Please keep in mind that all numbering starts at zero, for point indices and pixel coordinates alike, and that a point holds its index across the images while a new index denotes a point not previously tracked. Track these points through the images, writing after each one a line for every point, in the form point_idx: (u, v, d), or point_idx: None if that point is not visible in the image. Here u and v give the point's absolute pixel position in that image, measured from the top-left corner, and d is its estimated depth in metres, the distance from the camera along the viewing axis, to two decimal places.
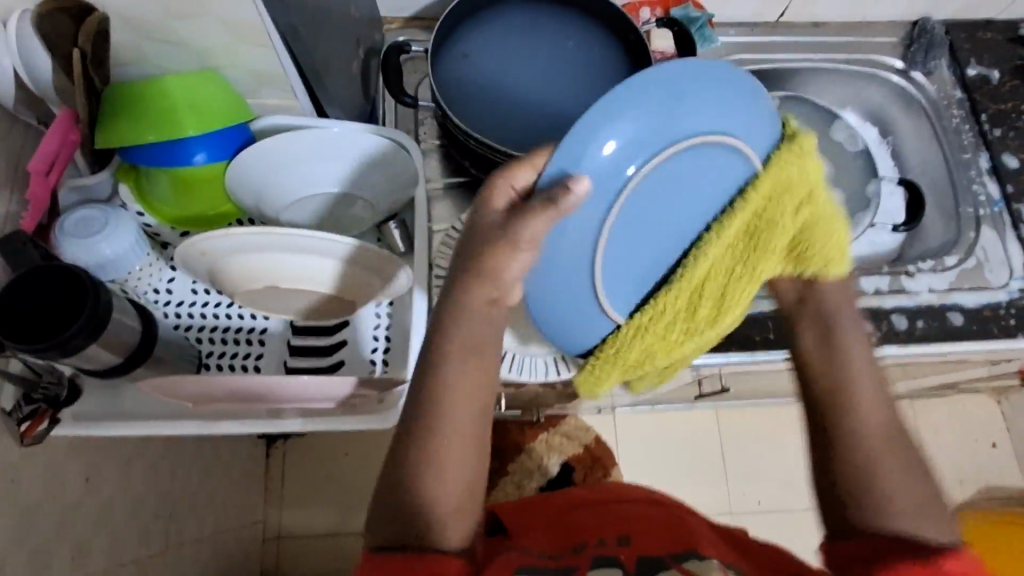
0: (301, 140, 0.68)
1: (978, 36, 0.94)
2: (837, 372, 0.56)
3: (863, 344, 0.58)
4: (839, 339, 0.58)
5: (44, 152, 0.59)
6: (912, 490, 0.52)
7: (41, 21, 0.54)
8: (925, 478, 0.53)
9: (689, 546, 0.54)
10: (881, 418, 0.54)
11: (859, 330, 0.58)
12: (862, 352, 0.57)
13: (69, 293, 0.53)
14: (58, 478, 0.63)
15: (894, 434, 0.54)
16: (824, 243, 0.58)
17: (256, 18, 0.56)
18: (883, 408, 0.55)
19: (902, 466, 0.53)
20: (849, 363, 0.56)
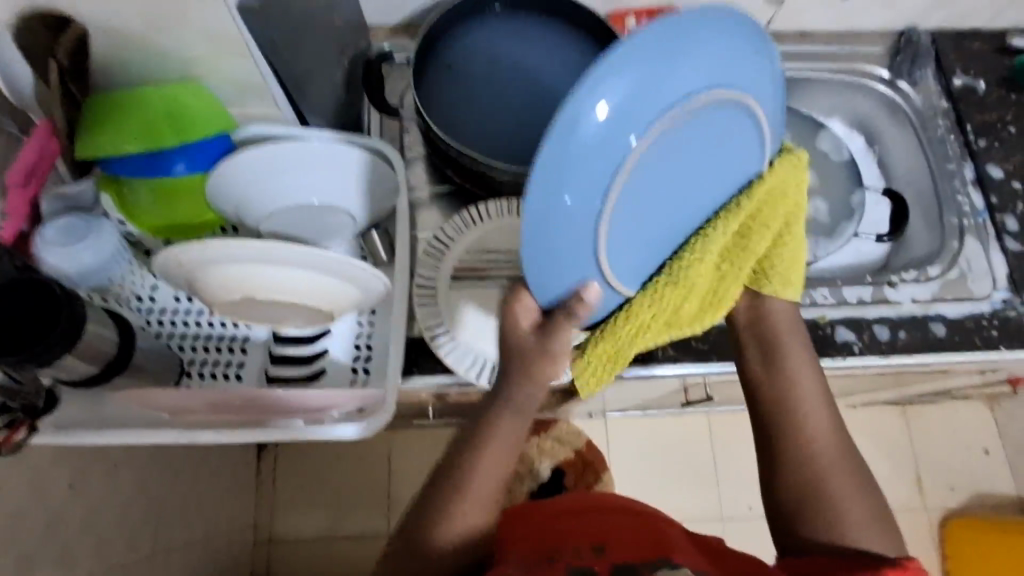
0: (283, 150, 0.69)
1: (965, 45, 0.94)
2: (785, 395, 0.60)
3: (809, 365, 0.61)
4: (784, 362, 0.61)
5: (23, 164, 0.59)
6: (859, 505, 0.56)
7: (20, 34, 0.55)
8: (869, 494, 0.57)
9: (663, 553, 0.55)
10: (826, 437, 0.58)
11: (803, 353, 0.62)
12: (806, 373, 0.61)
13: (43, 304, 0.53)
14: (40, 485, 0.63)
15: (839, 452, 0.58)
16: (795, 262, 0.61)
17: (233, 30, 0.57)
18: (826, 428, 0.59)
19: (847, 481, 0.56)
20: (795, 385, 0.60)
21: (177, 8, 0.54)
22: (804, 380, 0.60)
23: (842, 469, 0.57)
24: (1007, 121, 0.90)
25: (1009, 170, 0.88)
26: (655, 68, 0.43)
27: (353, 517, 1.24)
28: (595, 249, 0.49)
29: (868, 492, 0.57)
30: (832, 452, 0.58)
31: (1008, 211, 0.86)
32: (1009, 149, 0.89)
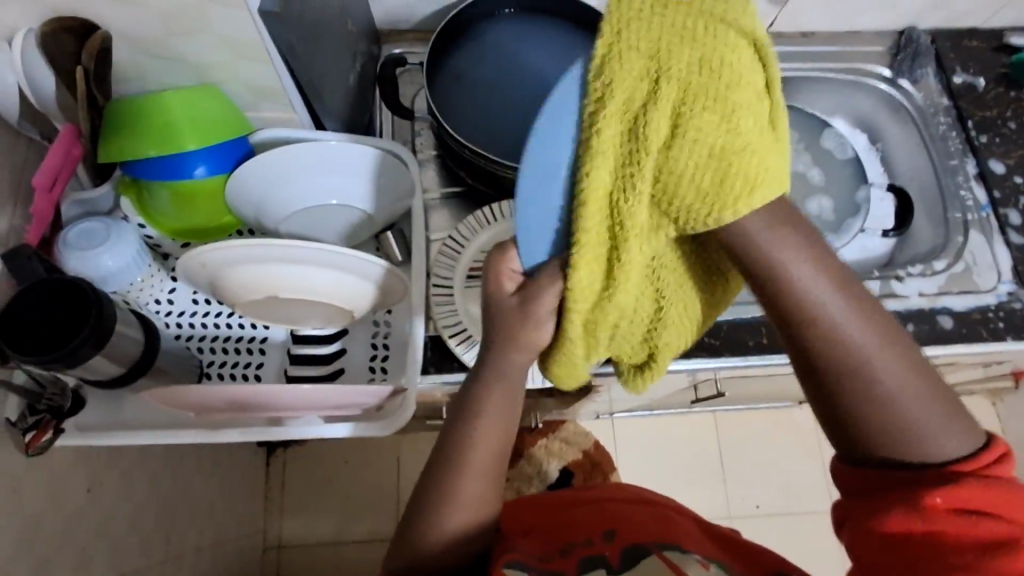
0: (300, 153, 0.70)
1: (963, 44, 0.96)
2: (792, 303, 0.43)
3: (812, 269, 0.43)
4: (780, 256, 0.43)
5: (47, 169, 0.61)
6: (926, 410, 0.42)
7: (46, 41, 0.56)
8: (934, 390, 0.43)
9: (671, 539, 0.56)
10: (867, 332, 0.42)
11: (791, 242, 0.43)
12: (801, 258, 0.43)
13: (74, 306, 0.54)
14: (61, 488, 0.64)
15: (889, 348, 0.42)
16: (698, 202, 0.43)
17: (256, 36, 0.58)
18: (863, 320, 0.42)
19: (904, 377, 0.42)
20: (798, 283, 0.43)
21: (198, 13, 0.55)
22: (807, 272, 0.43)
23: (895, 369, 0.42)
24: (1007, 117, 0.92)
25: (1011, 165, 0.89)
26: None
27: (362, 522, 1.24)
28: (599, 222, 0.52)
29: (941, 391, 0.43)
30: (878, 351, 0.42)
31: (1010, 205, 0.87)
32: (1009, 145, 0.90)
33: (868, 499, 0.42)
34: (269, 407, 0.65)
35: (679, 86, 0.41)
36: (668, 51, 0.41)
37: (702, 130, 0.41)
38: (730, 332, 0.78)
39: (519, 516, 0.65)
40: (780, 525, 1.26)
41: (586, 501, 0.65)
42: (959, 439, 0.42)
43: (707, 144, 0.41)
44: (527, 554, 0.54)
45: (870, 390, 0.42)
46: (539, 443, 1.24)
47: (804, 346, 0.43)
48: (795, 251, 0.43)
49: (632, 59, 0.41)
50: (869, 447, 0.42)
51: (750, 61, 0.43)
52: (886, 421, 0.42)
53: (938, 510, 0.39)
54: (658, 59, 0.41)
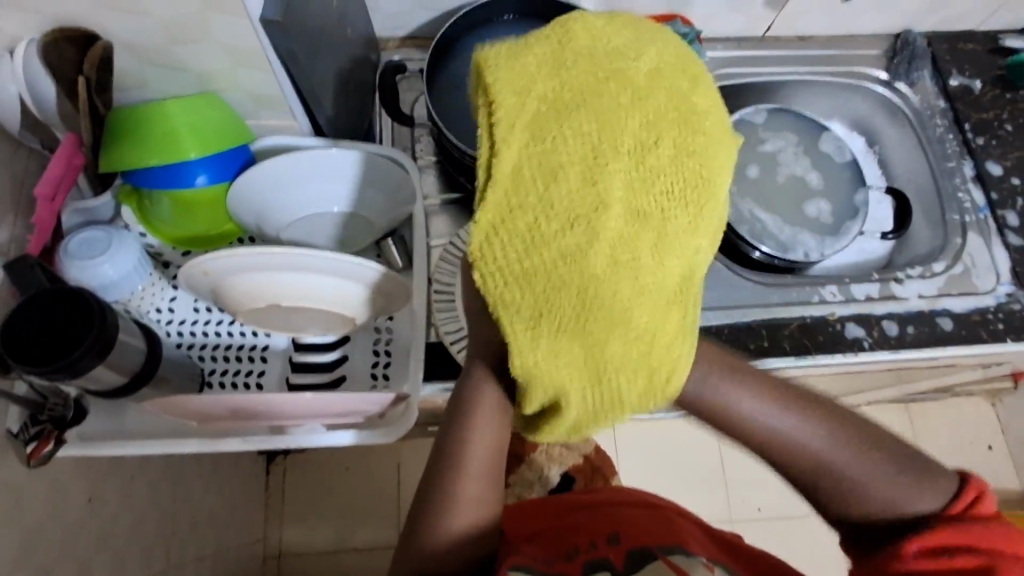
0: (302, 160, 0.70)
1: (959, 46, 0.96)
2: (745, 430, 0.46)
3: (755, 394, 0.45)
4: (723, 390, 0.45)
5: (49, 178, 0.61)
6: (892, 475, 0.44)
7: (48, 52, 0.56)
8: (898, 455, 0.45)
9: (677, 542, 0.56)
10: (824, 436, 0.45)
11: (728, 374, 0.45)
12: (742, 386, 0.45)
13: (76, 316, 0.54)
14: (63, 499, 0.63)
15: (845, 448, 0.45)
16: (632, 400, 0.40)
17: (257, 44, 0.58)
18: (817, 427, 0.45)
19: (864, 466, 0.45)
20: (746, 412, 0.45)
21: (198, 22, 0.55)
22: (755, 396, 0.45)
23: (853, 466, 0.45)
24: (1003, 119, 0.92)
25: (1008, 167, 0.90)
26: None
27: (363, 528, 1.23)
28: None
29: (904, 454, 0.45)
30: (837, 456, 0.45)
31: (1008, 206, 0.88)
32: (1006, 147, 0.91)
33: (860, 559, 0.45)
34: (272, 414, 0.65)
35: (569, 313, 0.37)
36: (544, 280, 0.36)
37: (608, 353, 0.38)
38: (730, 337, 0.78)
39: (521, 523, 0.65)
40: (782, 528, 1.26)
41: (588, 505, 0.65)
42: (928, 496, 0.44)
43: (623, 361, 0.38)
44: (531, 560, 0.54)
45: (833, 483, 0.45)
46: (541, 448, 1.21)
47: (769, 459, 0.47)
48: (734, 381, 0.45)
49: (509, 304, 0.37)
50: (849, 517, 0.46)
51: (633, 240, 0.37)
52: (857, 500, 0.45)
53: (918, 557, 0.42)
54: (541, 292, 0.37)
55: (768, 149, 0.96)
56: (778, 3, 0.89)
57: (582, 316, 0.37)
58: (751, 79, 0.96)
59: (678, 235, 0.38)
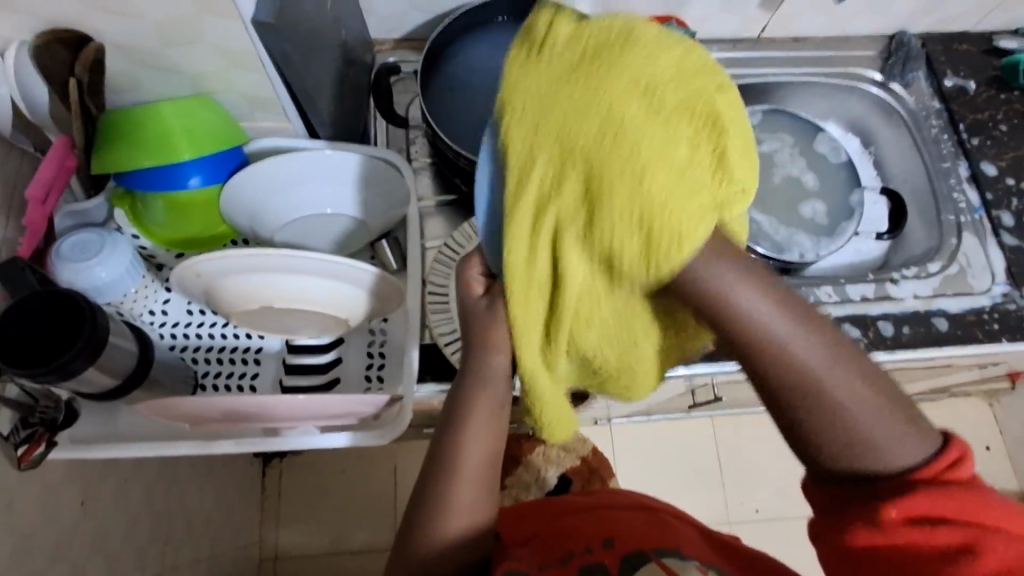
0: (294, 162, 0.70)
1: (954, 47, 0.96)
2: (738, 334, 0.41)
3: (762, 295, 0.40)
4: (731, 283, 0.39)
5: (41, 180, 0.60)
6: (882, 418, 0.40)
7: (41, 53, 0.56)
8: (891, 399, 0.41)
9: (670, 545, 0.55)
10: (822, 355, 0.40)
11: (739, 269, 0.40)
12: (751, 285, 0.40)
13: (67, 318, 0.54)
14: (55, 502, 0.63)
15: (841, 377, 0.40)
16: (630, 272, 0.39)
17: (250, 46, 0.58)
18: (817, 344, 0.40)
19: (858, 398, 0.40)
20: (744, 312, 0.40)
21: (191, 24, 0.55)
22: (759, 295, 0.40)
23: (846, 395, 0.40)
24: (997, 119, 0.92)
25: (1002, 167, 0.90)
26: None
27: (360, 530, 1.23)
28: None
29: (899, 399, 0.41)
30: (832, 380, 0.40)
31: (1003, 207, 0.88)
32: (1001, 147, 0.91)
33: (824, 509, 0.42)
34: (265, 417, 0.65)
35: (573, 168, 0.38)
36: (550, 140, 0.39)
37: (612, 203, 0.37)
38: None
39: (517, 526, 0.64)
40: (780, 529, 1.25)
41: (584, 507, 0.65)
42: (914, 450, 0.41)
43: (619, 214, 0.37)
44: (525, 564, 0.54)
45: (825, 414, 0.40)
46: (537, 450, 1.21)
47: (756, 371, 0.42)
48: (743, 276, 0.40)
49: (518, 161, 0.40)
50: (833, 458, 0.41)
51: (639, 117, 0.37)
52: (846, 438, 0.40)
53: (894, 525, 0.39)
54: (556, 139, 0.39)
55: (763, 150, 0.96)
56: (773, 5, 0.89)
57: (590, 171, 0.38)
58: (746, 80, 0.96)
59: (686, 134, 0.37)
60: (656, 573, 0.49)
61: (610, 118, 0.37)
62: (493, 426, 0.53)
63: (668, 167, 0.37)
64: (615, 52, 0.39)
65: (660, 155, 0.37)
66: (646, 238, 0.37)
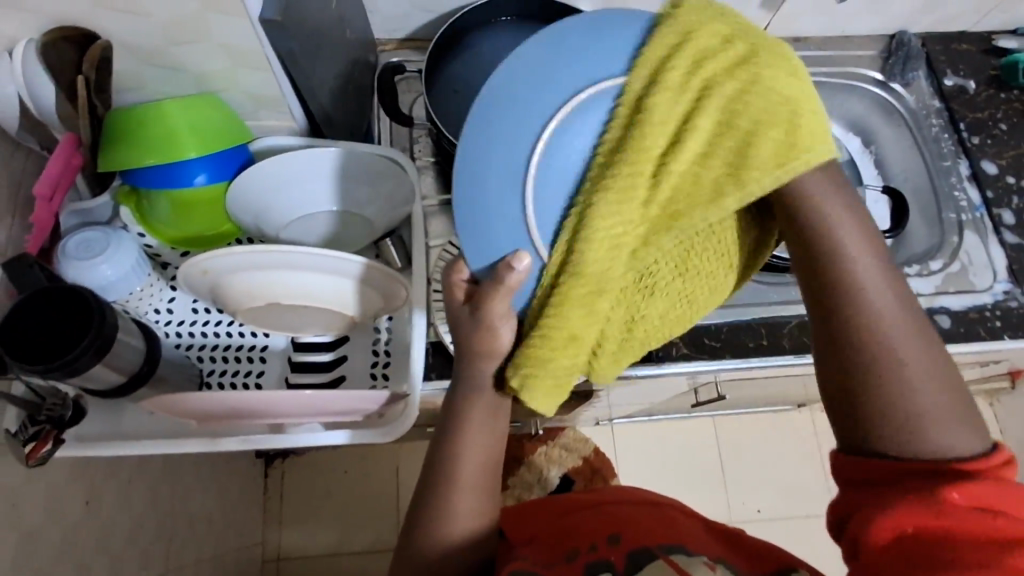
0: (300, 160, 0.70)
1: (953, 47, 0.97)
2: (839, 271, 0.44)
3: (866, 249, 0.45)
4: (835, 228, 0.45)
5: (48, 177, 0.60)
6: (936, 394, 0.42)
7: (47, 51, 0.56)
8: (950, 388, 0.43)
9: (678, 541, 0.55)
10: (900, 314, 0.43)
11: (850, 224, 0.45)
12: (856, 236, 0.45)
13: (74, 315, 0.54)
14: (59, 500, 0.63)
15: (912, 339, 0.43)
16: (765, 155, 0.42)
17: (256, 44, 0.58)
18: (898, 303, 0.44)
19: (926, 366, 0.42)
20: (843, 249, 0.45)
21: (199, 23, 0.55)
22: (862, 246, 0.45)
23: (910, 349, 0.43)
24: (997, 118, 0.93)
25: (1003, 166, 0.90)
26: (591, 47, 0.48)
27: (362, 531, 1.23)
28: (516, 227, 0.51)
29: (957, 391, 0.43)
30: (901, 333, 0.43)
31: (1003, 205, 0.88)
32: (1001, 146, 0.92)
33: (867, 487, 0.42)
34: (269, 414, 0.65)
35: (740, 51, 0.45)
36: (723, 33, 0.45)
37: (768, 84, 0.44)
38: (728, 336, 0.78)
39: (522, 524, 0.64)
40: (782, 529, 1.26)
41: (588, 504, 0.65)
42: (962, 440, 0.41)
43: (774, 100, 0.43)
44: (531, 563, 0.54)
45: (891, 378, 0.42)
46: (540, 450, 1.24)
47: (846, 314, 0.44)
48: (848, 227, 0.45)
49: (687, 33, 0.45)
50: (885, 437, 0.42)
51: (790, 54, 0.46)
52: (903, 414, 0.42)
53: (954, 506, 0.38)
54: (724, 31, 0.45)
55: None
56: (774, 5, 0.89)
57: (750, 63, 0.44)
58: None
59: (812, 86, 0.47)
60: (663, 570, 0.49)
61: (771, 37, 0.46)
62: (492, 422, 0.54)
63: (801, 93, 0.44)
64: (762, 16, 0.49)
65: (803, 78, 0.45)
66: (789, 132, 0.43)
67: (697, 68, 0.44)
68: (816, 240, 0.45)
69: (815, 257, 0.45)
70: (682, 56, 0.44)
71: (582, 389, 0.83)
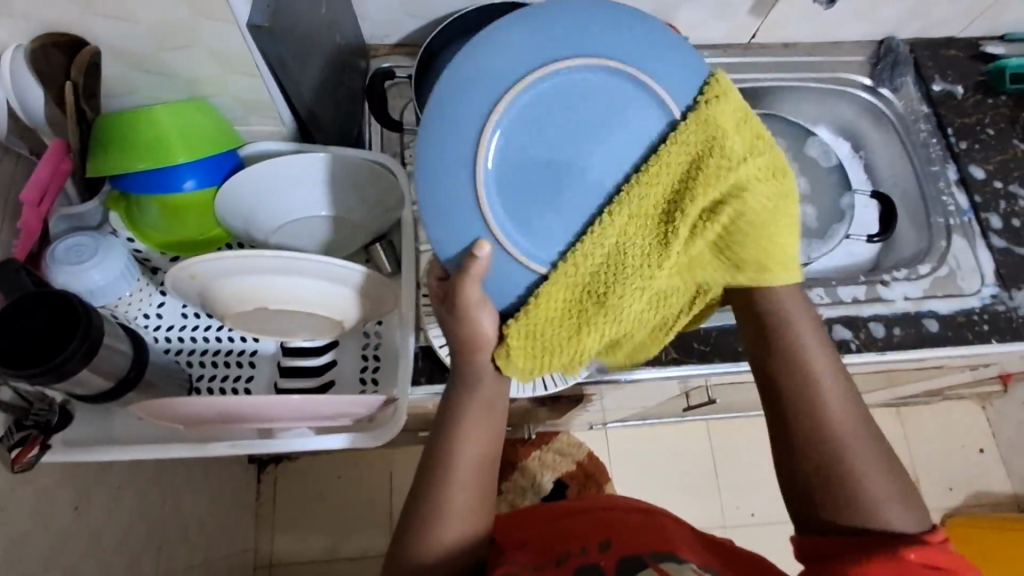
0: (290, 164, 0.70)
1: (941, 53, 0.98)
2: (797, 367, 0.51)
3: (824, 350, 0.52)
4: (794, 330, 0.52)
5: (36, 182, 0.61)
6: (880, 480, 0.48)
7: (36, 56, 0.56)
8: (897, 476, 0.49)
9: (669, 549, 0.55)
10: (843, 404, 0.50)
11: (810, 329, 0.53)
12: (814, 338, 0.52)
13: (61, 320, 0.54)
14: (48, 505, 0.63)
15: (853, 424, 0.50)
16: (775, 255, 0.50)
17: (246, 50, 0.59)
18: (842, 395, 0.51)
19: (870, 458, 0.49)
20: (802, 344, 0.52)
21: (188, 28, 0.56)
22: (819, 348, 0.52)
23: (859, 438, 0.49)
24: (985, 123, 0.94)
25: (990, 170, 0.91)
26: (566, 40, 0.52)
27: (356, 537, 1.23)
28: (482, 219, 0.54)
29: (903, 475, 0.49)
30: (846, 422, 0.50)
31: (991, 209, 0.89)
32: (989, 151, 0.92)
33: (830, 558, 0.46)
34: (257, 418, 0.65)
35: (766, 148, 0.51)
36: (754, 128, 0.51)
37: (792, 186, 0.51)
38: (718, 339, 0.78)
39: (511, 530, 0.64)
40: (776, 532, 1.26)
41: (577, 510, 0.65)
42: (908, 521, 0.47)
43: (787, 202, 0.50)
44: (519, 568, 0.54)
45: (842, 465, 0.48)
46: (533, 455, 1.23)
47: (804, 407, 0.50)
48: (807, 330, 0.52)
49: (725, 118, 0.51)
50: (842, 515, 0.47)
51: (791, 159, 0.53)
52: (857, 496, 0.47)
53: (914, 564, 0.44)
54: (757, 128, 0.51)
55: None
56: (763, 11, 0.90)
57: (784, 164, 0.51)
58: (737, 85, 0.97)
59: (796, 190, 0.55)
60: None
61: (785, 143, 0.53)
62: (481, 427, 0.55)
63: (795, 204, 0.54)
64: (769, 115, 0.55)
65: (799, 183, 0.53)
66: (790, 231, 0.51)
67: (752, 154, 0.50)
68: (779, 333, 0.52)
69: (777, 348, 0.52)
70: (726, 145, 0.49)
71: (573, 393, 0.83)
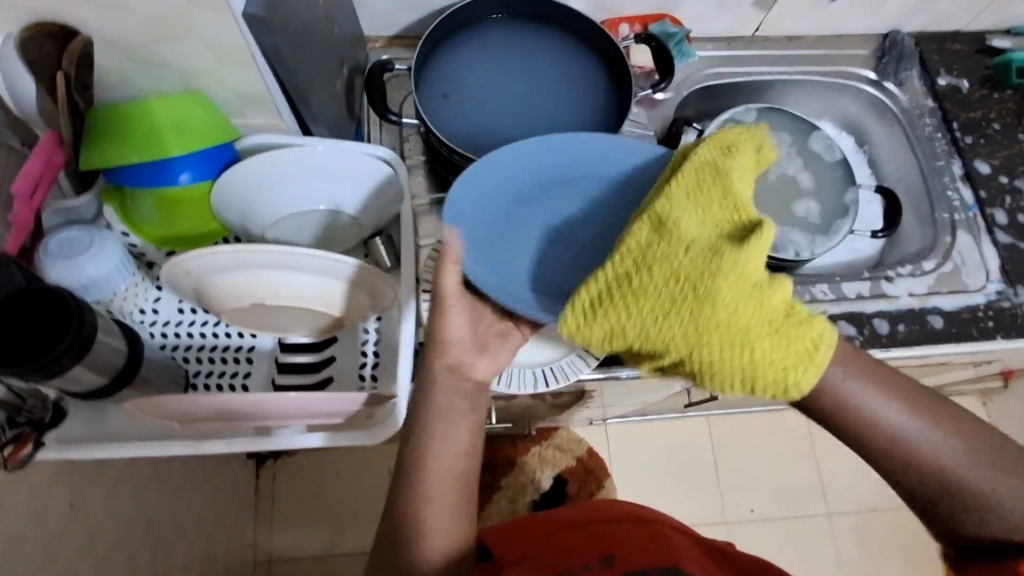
0: (285, 158, 0.69)
1: (947, 46, 0.97)
2: (874, 430, 0.48)
3: (884, 392, 0.48)
4: (854, 394, 0.48)
5: (27, 176, 0.60)
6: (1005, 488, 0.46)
7: (26, 45, 0.55)
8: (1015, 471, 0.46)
9: (672, 560, 0.54)
10: (916, 425, 0.47)
11: (866, 381, 0.48)
12: (876, 390, 0.48)
13: (52, 316, 0.53)
14: (43, 503, 0.62)
15: (947, 443, 0.47)
16: (721, 384, 0.47)
17: (242, 41, 0.57)
18: (912, 416, 0.48)
19: (986, 473, 0.46)
20: (863, 408, 0.48)
21: (183, 18, 0.54)
22: (882, 396, 0.48)
23: (969, 454, 0.47)
24: (991, 118, 0.93)
25: (996, 165, 0.90)
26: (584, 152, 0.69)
27: (355, 535, 1.22)
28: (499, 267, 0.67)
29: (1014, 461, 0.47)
30: (950, 451, 0.47)
31: (996, 204, 0.88)
32: (994, 146, 0.91)
33: None
34: (256, 415, 0.64)
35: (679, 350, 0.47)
36: (657, 333, 0.47)
37: (730, 372, 0.46)
38: None
39: (508, 543, 0.63)
40: (777, 528, 1.25)
41: (579, 523, 0.64)
42: None
43: (731, 379, 0.46)
44: None
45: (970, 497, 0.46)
46: (532, 451, 1.24)
47: (896, 465, 0.48)
48: (867, 382, 0.48)
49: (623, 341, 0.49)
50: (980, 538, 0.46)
51: (731, 327, 0.45)
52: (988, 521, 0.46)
53: None
54: (657, 336, 0.47)
55: None
56: (767, 3, 0.89)
57: (693, 307, 0.46)
58: (739, 79, 0.96)
59: (775, 334, 0.45)
60: None
61: (707, 326, 0.45)
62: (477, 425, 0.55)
63: (757, 318, 0.45)
64: (688, 288, 0.46)
65: (760, 344, 0.45)
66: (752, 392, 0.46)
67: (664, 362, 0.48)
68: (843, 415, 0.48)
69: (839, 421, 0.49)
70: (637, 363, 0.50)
71: (574, 390, 0.82)
